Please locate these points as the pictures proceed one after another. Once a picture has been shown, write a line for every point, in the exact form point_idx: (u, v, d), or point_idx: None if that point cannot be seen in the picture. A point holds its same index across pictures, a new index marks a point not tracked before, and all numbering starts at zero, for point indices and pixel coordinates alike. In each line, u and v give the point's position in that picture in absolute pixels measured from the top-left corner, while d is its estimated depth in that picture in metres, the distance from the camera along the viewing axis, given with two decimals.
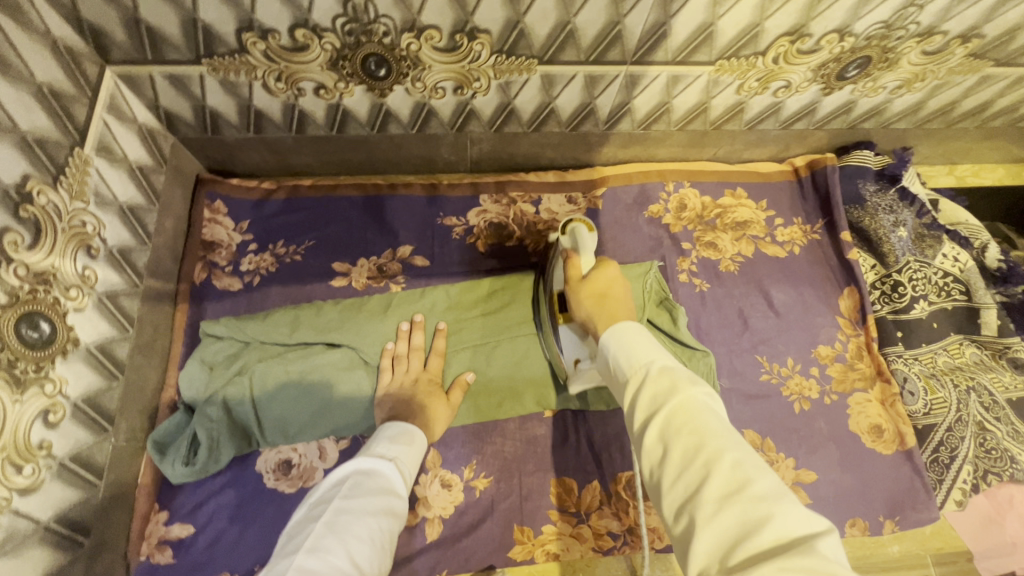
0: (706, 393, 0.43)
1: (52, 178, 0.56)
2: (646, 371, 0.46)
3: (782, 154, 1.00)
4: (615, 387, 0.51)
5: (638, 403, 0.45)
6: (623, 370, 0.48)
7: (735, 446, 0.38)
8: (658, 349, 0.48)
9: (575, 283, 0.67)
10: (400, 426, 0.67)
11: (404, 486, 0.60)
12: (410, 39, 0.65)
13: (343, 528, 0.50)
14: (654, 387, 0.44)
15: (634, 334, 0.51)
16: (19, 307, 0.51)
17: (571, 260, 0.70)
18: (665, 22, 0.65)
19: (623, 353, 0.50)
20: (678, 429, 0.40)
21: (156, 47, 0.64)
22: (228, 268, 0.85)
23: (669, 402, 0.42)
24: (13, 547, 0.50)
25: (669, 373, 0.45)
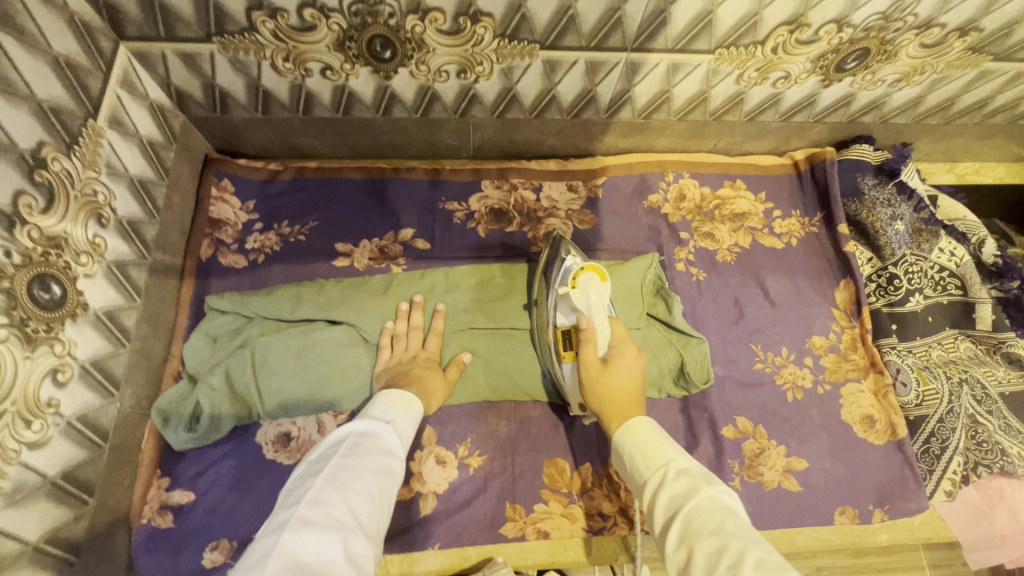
0: (721, 493, 0.50)
1: (66, 147, 0.58)
2: (665, 470, 0.55)
3: (782, 147, 1.01)
4: (637, 488, 0.58)
5: (658, 502, 0.52)
6: (643, 470, 0.57)
7: (754, 545, 0.43)
8: (673, 449, 0.57)
9: (593, 367, 0.71)
10: (394, 393, 0.69)
11: (401, 448, 0.62)
12: (414, 21, 0.67)
13: (344, 483, 0.51)
14: (673, 488, 0.52)
15: (647, 432, 0.60)
16: (31, 268, 0.53)
17: (590, 336, 0.72)
18: (665, 9, 0.67)
19: (641, 454, 0.58)
20: (698, 529, 0.46)
21: (169, 24, 0.66)
22: (234, 246, 0.87)
23: (689, 501, 0.49)
24: (22, 498, 0.53)
25: (686, 474, 0.53)
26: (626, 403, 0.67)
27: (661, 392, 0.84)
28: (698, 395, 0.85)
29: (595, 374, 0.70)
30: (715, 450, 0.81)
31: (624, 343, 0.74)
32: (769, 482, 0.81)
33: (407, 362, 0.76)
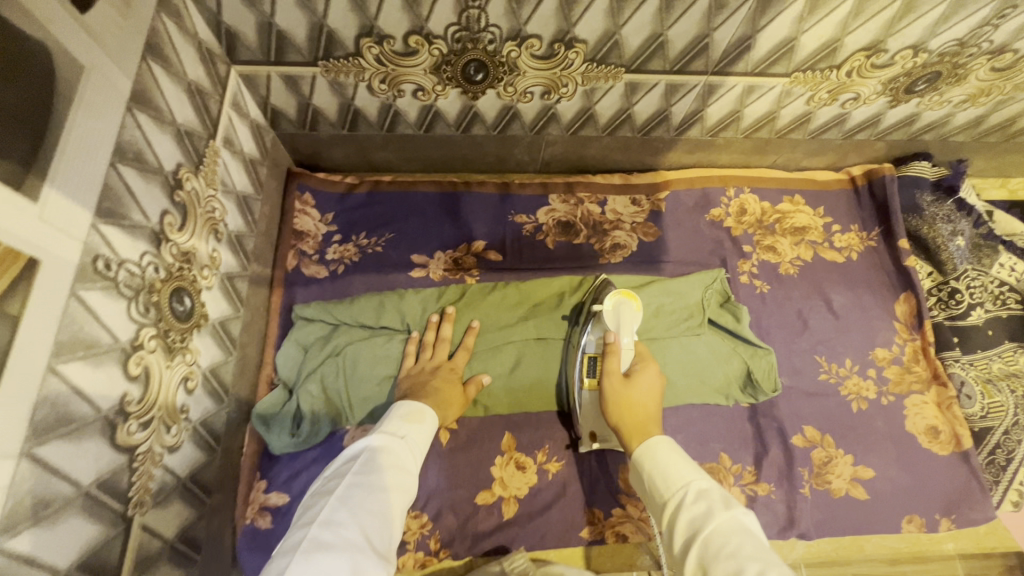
0: (740, 517, 0.50)
1: (194, 167, 0.62)
2: (686, 491, 0.55)
3: (839, 163, 1.03)
4: (653, 507, 0.59)
5: (679, 524, 0.53)
6: (663, 490, 0.57)
7: (774, 567, 0.44)
8: (694, 471, 0.57)
9: (614, 377, 0.73)
10: (410, 405, 0.69)
11: (414, 462, 0.62)
12: (511, 47, 0.70)
13: (355, 503, 0.53)
14: (692, 510, 0.53)
15: (666, 451, 0.60)
16: (173, 282, 0.57)
17: (614, 349, 0.74)
18: (751, 36, 0.70)
19: (662, 473, 0.58)
20: (717, 552, 0.47)
21: (280, 50, 0.69)
22: (315, 257, 0.90)
23: (709, 527, 0.50)
24: (162, 498, 0.56)
25: (706, 496, 0.53)
26: (644, 419, 0.68)
27: (730, 399, 0.86)
28: (765, 404, 0.87)
29: (616, 386, 0.72)
30: (785, 458, 0.84)
31: (647, 360, 0.76)
32: (838, 490, 0.83)
33: (428, 372, 0.78)
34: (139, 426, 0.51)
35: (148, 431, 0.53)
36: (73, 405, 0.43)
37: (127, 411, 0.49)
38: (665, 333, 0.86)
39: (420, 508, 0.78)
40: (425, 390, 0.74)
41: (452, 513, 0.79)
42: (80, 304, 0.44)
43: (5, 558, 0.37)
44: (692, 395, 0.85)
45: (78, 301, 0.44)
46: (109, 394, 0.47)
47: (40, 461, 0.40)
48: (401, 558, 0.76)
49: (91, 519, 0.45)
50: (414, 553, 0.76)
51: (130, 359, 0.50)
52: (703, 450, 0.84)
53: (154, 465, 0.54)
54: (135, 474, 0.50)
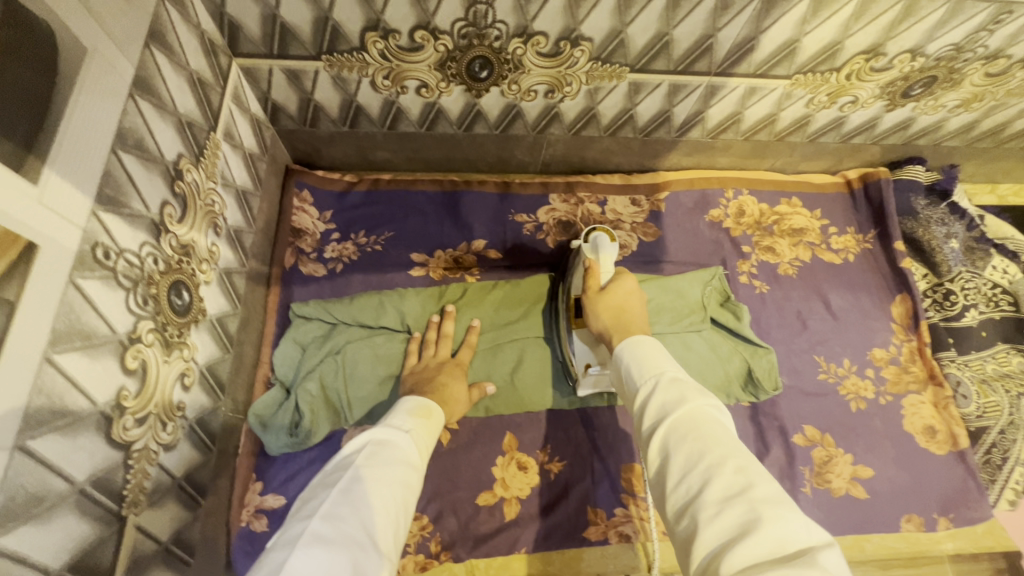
0: (712, 406, 0.47)
1: (195, 158, 0.61)
2: (658, 378, 0.52)
3: (835, 167, 1.05)
4: (627, 393, 0.57)
5: (646, 411, 0.50)
6: (637, 377, 0.54)
7: (737, 451, 0.42)
8: (670, 361, 0.54)
9: (592, 294, 0.72)
10: (415, 402, 0.66)
11: (419, 458, 0.60)
12: (518, 44, 0.70)
13: (360, 496, 0.50)
14: (664, 394, 0.50)
15: (647, 346, 0.57)
16: (171, 275, 0.55)
17: (592, 269, 0.73)
18: (754, 37, 0.70)
19: (637, 362, 0.55)
20: (684, 433, 0.45)
21: (284, 43, 0.69)
22: (313, 254, 0.89)
23: (678, 410, 0.47)
24: (157, 499, 0.54)
25: (678, 382, 0.50)
26: (625, 317, 0.66)
27: (731, 399, 0.86)
28: (766, 403, 0.87)
29: (594, 297, 0.71)
30: (787, 458, 0.84)
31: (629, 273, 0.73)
32: (838, 490, 0.83)
33: (434, 368, 0.76)
34: (135, 422, 0.49)
35: (144, 428, 0.51)
36: (69, 398, 0.41)
37: (124, 406, 0.48)
38: (669, 328, 0.85)
39: (420, 509, 0.77)
40: (430, 385, 0.72)
41: (452, 515, 0.77)
42: (78, 293, 0.42)
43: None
44: None
45: (76, 290, 0.42)
46: (105, 389, 0.45)
47: (34, 454, 0.38)
48: (401, 562, 0.74)
49: (84, 519, 0.43)
50: (413, 556, 0.74)
51: (128, 352, 0.48)
52: None
53: (150, 463, 0.52)
54: (130, 473, 0.49)
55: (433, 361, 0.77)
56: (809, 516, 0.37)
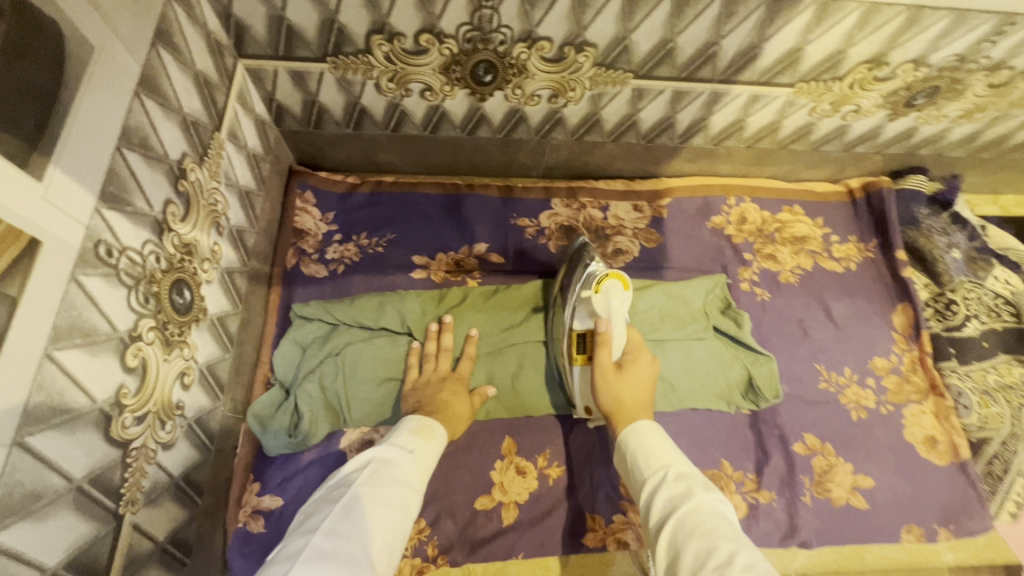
0: (716, 499, 0.55)
1: (199, 157, 0.61)
2: (665, 473, 0.60)
3: (837, 175, 1.05)
4: (632, 482, 0.64)
5: (657, 501, 0.58)
6: (644, 468, 0.62)
7: (739, 547, 0.49)
8: (675, 454, 0.62)
9: (608, 372, 0.72)
10: (420, 419, 0.67)
11: (420, 478, 0.61)
12: (522, 49, 0.70)
13: (360, 515, 0.52)
14: (671, 490, 0.57)
15: (651, 434, 0.65)
16: (173, 274, 0.55)
17: (606, 337, 0.73)
18: (758, 45, 0.71)
19: (645, 455, 0.63)
20: (692, 530, 0.52)
21: (289, 44, 0.69)
22: (315, 255, 0.89)
23: (686, 505, 0.54)
24: (156, 497, 0.54)
25: (684, 479, 0.58)
26: (633, 404, 0.70)
27: (731, 406, 0.86)
28: (767, 411, 0.87)
29: (610, 378, 0.72)
30: (787, 466, 0.84)
31: (640, 347, 0.76)
32: (838, 499, 0.82)
33: (435, 384, 0.75)
34: (134, 419, 0.49)
35: (143, 425, 0.51)
36: (69, 395, 0.41)
37: (124, 403, 0.48)
38: (670, 335, 0.86)
39: (418, 512, 0.76)
40: (434, 403, 0.72)
41: (450, 518, 0.77)
42: (80, 290, 0.42)
43: None
44: (693, 400, 0.85)
45: (78, 287, 0.42)
46: (105, 386, 0.45)
47: (32, 450, 0.38)
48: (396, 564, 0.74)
49: (81, 516, 0.43)
50: (410, 559, 0.74)
51: (128, 350, 0.48)
52: (704, 458, 0.84)
53: (149, 462, 0.52)
54: (128, 470, 0.48)
55: (435, 377, 0.76)
56: None
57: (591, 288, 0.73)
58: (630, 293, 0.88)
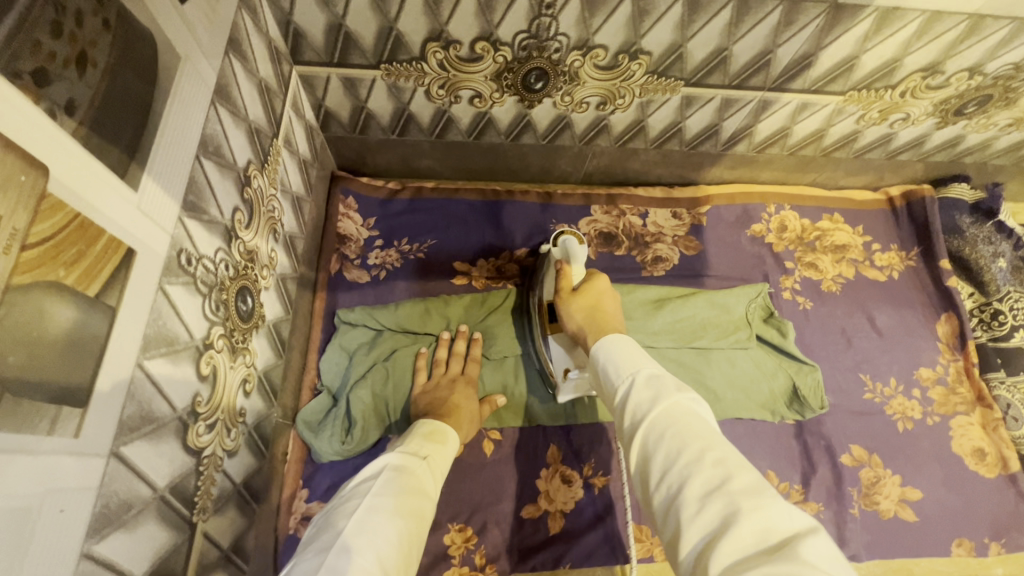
0: (691, 400, 0.44)
1: (261, 163, 0.61)
2: (633, 377, 0.48)
3: (876, 183, 1.04)
4: (603, 390, 0.53)
5: (624, 411, 0.47)
6: (612, 377, 0.50)
7: (713, 444, 0.39)
8: (646, 358, 0.50)
9: (565, 295, 0.69)
10: (432, 423, 0.65)
11: (434, 484, 0.58)
12: (576, 56, 0.70)
13: (376, 526, 0.48)
14: (638, 395, 0.46)
15: (621, 345, 0.53)
16: (238, 281, 0.56)
17: (564, 268, 0.71)
18: (813, 54, 0.70)
19: (612, 363, 0.51)
20: (662, 433, 0.42)
21: (345, 52, 0.69)
22: (357, 261, 0.90)
23: (655, 409, 0.44)
24: (222, 504, 0.54)
25: (655, 379, 0.46)
26: (599, 312, 0.64)
27: (776, 416, 0.86)
28: (812, 421, 0.86)
29: (566, 298, 0.68)
30: (834, 477, 0.83)
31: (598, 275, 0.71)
32: (886, 512, 0.81)
33: (446, 386, 0.74)
34: (206, 427, 0.49)
35: (213, 432, 0.51)
36: (155, 405, 0.41)
37: (198, 411, 0.48)
38: (714, 343, 0.85)
39: (465, 520, 0.76)
40: (445, 406, 0.70)
41: (496, 527, 0.76)
42: (165, 299, 0.42)
43: (94, 564, 0.35)
44: (738, 409, 0.85)
45: (164, 296, 0.42)
46: (184, 394, 0.45)
47: (125, 460, 0.38)
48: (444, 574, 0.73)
49: (162, 525, 0.43)
50: (458, 568, 0.73)
51: (202, 358, 0.48)
52: (749, 468, 0.83)
53: (217, 470, 0.52)
54: (200, 478, 0.48)
55: (446, 380, 0.75)
56: (793, 509, 0.34)
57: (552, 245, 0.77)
58: (674, 301, 0.87)
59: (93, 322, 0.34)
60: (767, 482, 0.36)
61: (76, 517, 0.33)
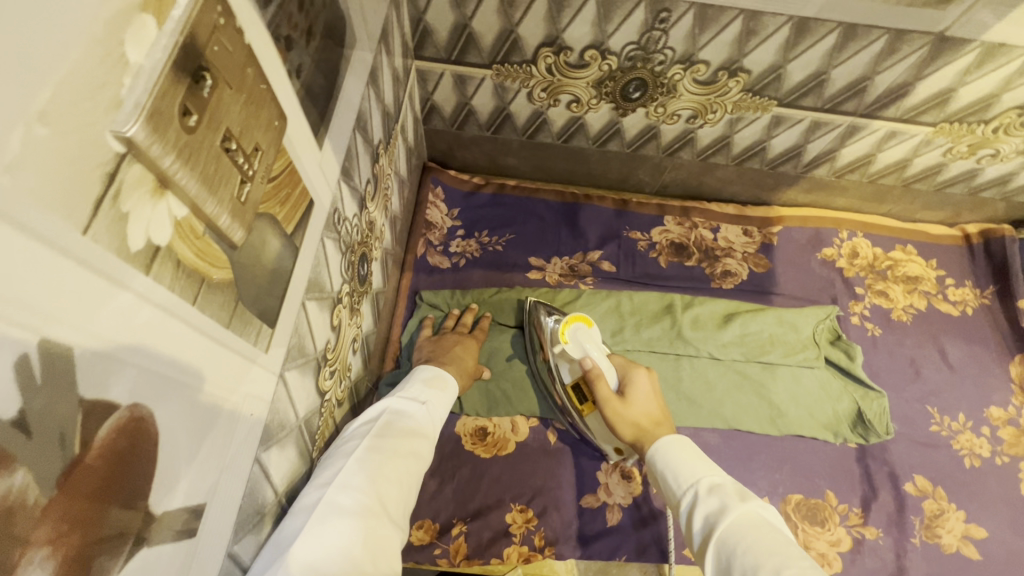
0: (757, 509, 0.50)
1: (385, 144, 0.67)
2: (696, 488, 0.55)
3: (952, 220, 1.04)
4: (669, 497, 0.60)
5: (696, 524, 0.53)
6: (675, 488, 0.57)
7: (789, 560, 0.43)
8: (706, 466, 0.57)
9: (613, 403, 0.71)
10: (432, 370, 0.65)
11: (433, 429, 0.60)
12: (678, 70, 0.74)
13: (374, 468, 0.50)
14: (707, 507, 0.52)
15: (681, 449, 0.60)
16: (362, 247, 0.61)
17: (595, 372, 0.73)
18: (911, 83, 0.72)
19: (672, 470, 0.58)
20: (734, 548, 0.47)
21: (463, 50, 0.75)
22: (440, 248, 0.95)
23: (724, 521, 0.49)
24: (330, 446, 0.59)
25: (717, 491, 0.53)
26: (653, 423, 0.69)
27: (839, 437, 0.86)
28: (875, 447, 0.86)
29: (617, 408, 0.70)
30: (895, 504, 0.82)
31: (631, 364, 0.74)
32: (948, 546, 0.80)
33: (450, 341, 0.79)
34: (330, 373, 0.54)
35: (333, 380, 0.56)
36: (306, 342, 0.46)
37: (327, 357, 0.53)
38: (781, 360, 0.86)
39: (527, 502, 0.79)
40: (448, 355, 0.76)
41: (556, 511, 0.79)
42: (323, 249, 0.48)
43: (261, 470, 0.40)
44: (800, 426, 0.86)
45: (323, 247, 0.48)
46: (322, 338, 0.51)
47: (286, 384, 0.43)
48: (505, 550, 0.76)
49: (298, 452, 0.48)
50: (518, 546, 0.76)
51: (335, 309, 0.53)
52: (809, 485, 0.83)
53: (330, 414, 0.57)
54: (321, 417, 0.53)
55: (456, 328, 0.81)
56: None
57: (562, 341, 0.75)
58: (744, 314, 0.89)
59: (287, 256, 0.39)
60: None
61: (258, 422, 0.38)
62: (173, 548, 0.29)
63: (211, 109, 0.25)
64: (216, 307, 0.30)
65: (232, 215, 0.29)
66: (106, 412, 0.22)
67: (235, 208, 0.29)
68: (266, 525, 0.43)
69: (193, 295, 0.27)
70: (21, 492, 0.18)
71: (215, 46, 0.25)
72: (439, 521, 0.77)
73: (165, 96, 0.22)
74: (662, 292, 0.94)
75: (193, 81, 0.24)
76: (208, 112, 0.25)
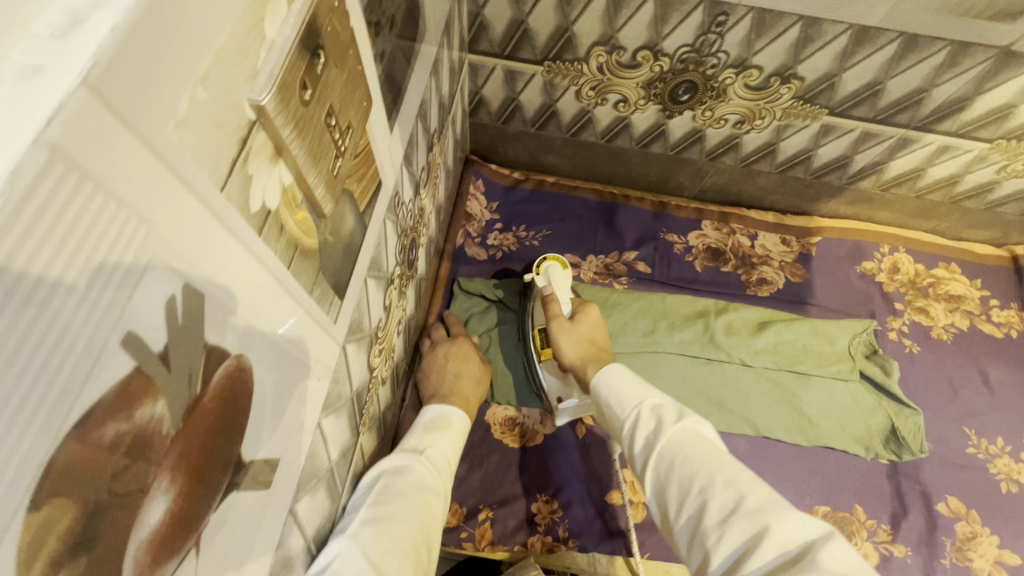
0: (695, 424, 0.52)
1: (438, 133, 0.69)
2: (638, 410, 0.55)
3: (1000, 240, 1.02)
4: (608, 421, 0.60)
5: (636, 441, 0.54)
6: (617, 411, 0.58)
7: (724, 467, 0.46)
8: (645, 389, 0.58)
9: (561, 323, 0.75)
10: (432, 412, 0.66)
11: (438, 473, 0.58)
12: (730, 74, 0.74)
13: (369, 535, 0.48)
14: (646, 425, 0.54)
15: (623, 376, 0.60)
16: (413, 231, 0.63)
17: (550, 296, 0.79)
18: (969, 97, 0.72)
19: (614, 394, 0.59)
20: (672, 462, 0.49)
21: (517, 46, 0.77)
22: (478, 240, 0.97)
23: (662, 437, 0.51)
24: (372, 422, 0.61)
25: (658, 410, 0.54)
26: (598, 345, 0.73)
27: (870, 452, 0.85)
28: (908, 464, 0.85)
29: (565, 325, 0.74)
30: (926, 524, 0.81)
31: (586, 302, 0.79)
32: (979, 570, 0.78)
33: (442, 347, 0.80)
34: (379, 351, 0.56)
35: (380, 357, 0.58)
36: (364, 318, 0.48)
37: (378, 335, 0.55)
38: (814, 370, 0.86)
39: (552, 493, 0.80)
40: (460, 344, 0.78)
41: (581, 505, 0.79)
42: (385, 230, 0.50)
43: (320, 435, 0.42)
44: (831, 439, 0.85)
45: (385, 228, 0.50)
46: (375, 316, 0.52)
47: (346, 356, 0.45)
48: (529, 539, 0.77)
49: (349, 424, 0.50)
50: (542, 536, 0.77)
51: (387, 290, 0.55)
52: (836, 498, 0.82)
53: (376, 391, 0.59)
54: (369, 392, 0.55)
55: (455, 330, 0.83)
56: (805, 520, 0.41)
57: (534, 274, 0.85)
58: (779, 322, 0.89)
59: (358, 232, 0.41)
60: (775, 495, 0.43)
61: (323, 390, 0.40)
62: (253, 497, 0.31)
63: (321, 84, 0.27)
64: (304, 275, 0.32)
65: (325, 188, 0.31)
66: (219, 358, 0.24)
67: (328, 181, 0.31)
68: (320, 489, 0.45)
69: (288, 260, 0.29)
70: (159, 420, 0.20)
71: (329, 27, 0.27)
72: (466, 505, 0.78)
73: (291, 69, 0.24)
74: (697, 295, 0.94)
75: (311, 58, 0.26)
76: (320, 88, 0.27)
